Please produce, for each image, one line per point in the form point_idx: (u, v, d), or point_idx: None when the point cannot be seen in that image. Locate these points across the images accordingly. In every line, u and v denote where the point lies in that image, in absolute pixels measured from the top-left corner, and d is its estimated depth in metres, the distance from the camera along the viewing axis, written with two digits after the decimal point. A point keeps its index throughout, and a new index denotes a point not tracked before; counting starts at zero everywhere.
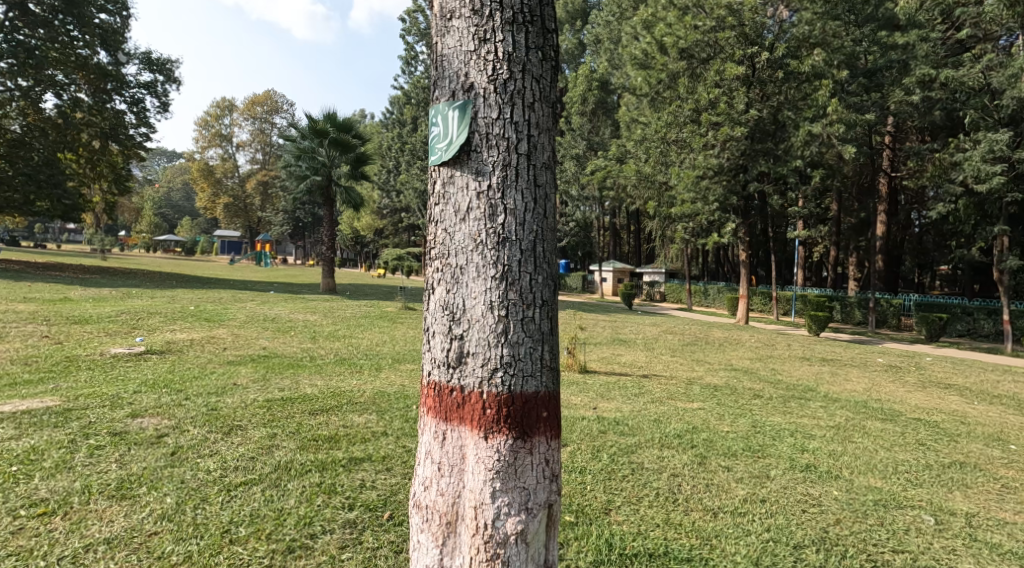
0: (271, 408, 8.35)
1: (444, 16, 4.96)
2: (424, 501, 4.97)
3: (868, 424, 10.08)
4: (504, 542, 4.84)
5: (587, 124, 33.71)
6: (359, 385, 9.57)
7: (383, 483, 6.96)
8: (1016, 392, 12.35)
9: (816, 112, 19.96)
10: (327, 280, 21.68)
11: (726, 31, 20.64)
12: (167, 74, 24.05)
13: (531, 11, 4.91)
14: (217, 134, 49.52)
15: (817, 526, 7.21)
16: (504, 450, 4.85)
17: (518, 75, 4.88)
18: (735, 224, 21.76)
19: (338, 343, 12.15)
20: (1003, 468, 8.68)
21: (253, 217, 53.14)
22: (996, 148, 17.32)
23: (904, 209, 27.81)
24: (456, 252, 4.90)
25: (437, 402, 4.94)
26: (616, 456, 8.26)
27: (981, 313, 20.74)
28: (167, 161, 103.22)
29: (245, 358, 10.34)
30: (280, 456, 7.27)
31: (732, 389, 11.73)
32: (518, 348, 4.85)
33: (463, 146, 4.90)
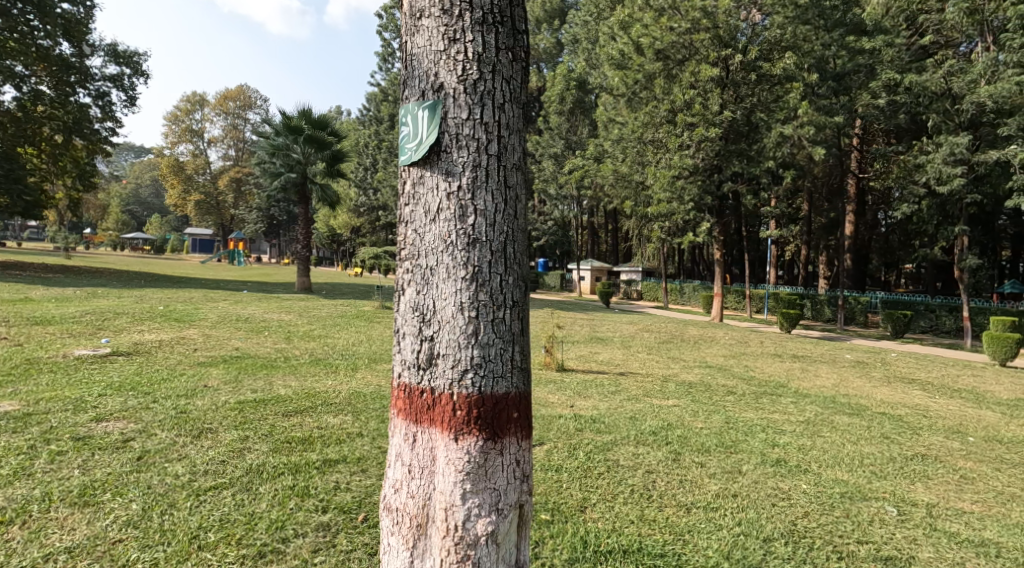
0: (243, 410, 8.39)
1: (414, 14, 5.05)
2: (394, 503, 5.07)
3: (837, 418, 10.32)
4: (474, 543, 4.94)
5: (564, 123, 34.11)
6: (334, 385, 9.64)
7: (358, 485, 7.06)
8: (978, 387, 12.66)
9: (788, 114, 20.30)
10: (302, 279, 21.50)
11: (701, 33, 20.87)
12: (134, 67, 23.88)
13: (501, 12, 5.01)
14: (187, 129, 49.09)
15: (786, 519, 7.38)
16: (474, 452, 4.95)
17: (488, 75, 4.98)
18: (709, 224, 22.04)
19: (313, 343, 12.21)
20: (962, 459, 8.92)
21: (226, 215, 52.68)
22: (956, 151, 17.60)
23: (872, 209, 28.38)
24: (426, 253, 5.00)
25: (407, 404, 5.03)
26: (592, 454, 8.38)
27: (943, 310, 21.16)
28: (134, 157, 102.38)
29: (216, 360, 10.38)
30: (252, 459, 7.33)
31: (706, 386, 11.94)
32: (489, 349, 4.95)
33: (433, 146, 4.99)
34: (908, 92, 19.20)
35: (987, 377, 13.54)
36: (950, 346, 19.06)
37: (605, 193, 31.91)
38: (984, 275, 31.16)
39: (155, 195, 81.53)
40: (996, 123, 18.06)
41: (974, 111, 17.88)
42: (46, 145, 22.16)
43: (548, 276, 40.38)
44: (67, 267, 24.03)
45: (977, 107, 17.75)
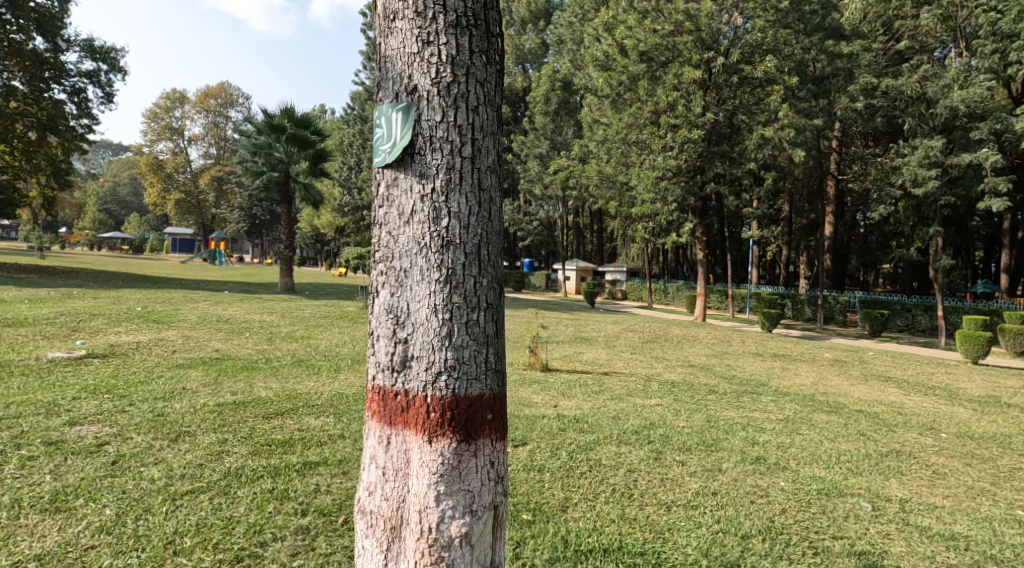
0: (222, 412, 8.38)
1: (388, 16, 5.09)
2: (368, 506, 5.11)
3: (816, 416, 10.44)
4: (448, 545, 4.99)
5: (549, 124, 34.25)
6: (316, 386, 9.66)
7: (339, 488, 7.09)
8: (951, 384, 12.85)
9: (769, 116, 20.47)
10: (285, 280, 21.49)
11: (684, 35, 20.97)
12: (111, 63, 23.73)
13: (475, 15, 5.04)
14: (167, 127, 48.75)
15: (763, 516, 7.47)
16: (448, 454, 4.99)
17: (462, 79, 5.03)
18: (692, 224, 22.19)
19: (295, 344, 12.20)
20: (935, 455, 9.05)
21: (207, 214, 52.35)
22: (931, 154, 17.94)
23: (851, 210, 28.67)
24: (400, 255, 5.04)
25: (381, 406, 5.07)
26: (574, 454, 8.43)
27: (919, 309, 21.41)
28: (112, 154, 101.63)
29: (196, 361, 10.35)
30: (231, 462, 7.33)
31: (688, 385, 12.04)
32: (462, 351, 5.00)
33: (407, 148, 5.03)
34: (884, 96, 19.44)
35: (962, 375, 13.73)
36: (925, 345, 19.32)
37: (589, 194, 31.99)
38: (958, 276, 31.58)
39: (134, 194, 80.89)
40: (968, 128, 18.28)
41: (947, 116, 18.07)
42: (20, 141, 21.94)
43: (533, 276, 40.43)
44: (42, 266, 23.82)
45: (950, 112, 17.97)
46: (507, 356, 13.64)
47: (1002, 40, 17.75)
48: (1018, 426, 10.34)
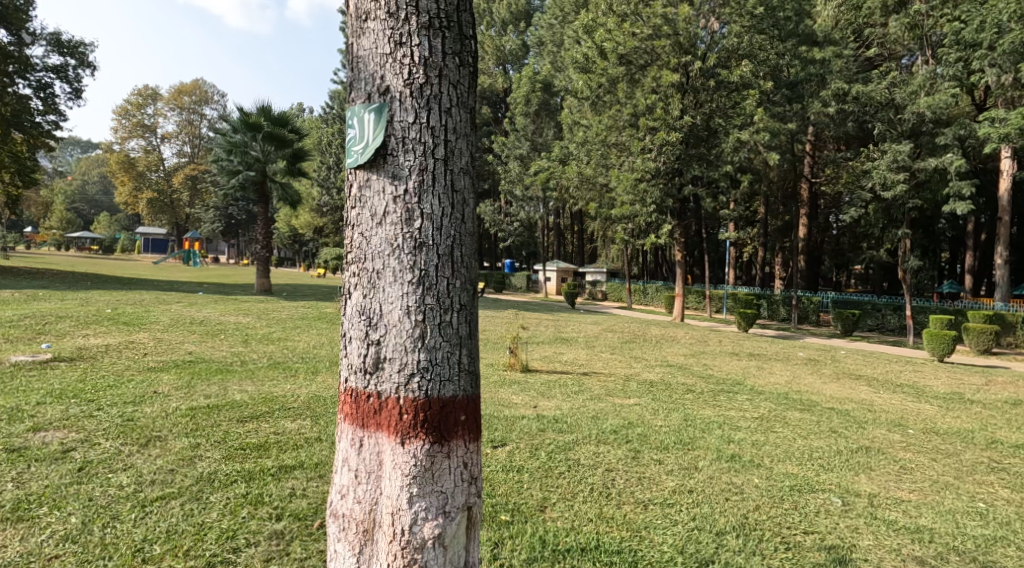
0: (195, 416, 8.41)
1: (360, 16, 5.17)
2: (341, 508, 5.19)
3: (790, 414, 10.61)
4: (421, 546, 5.07)
5: (530, 125, 34.44)
6: (293, 389, 9.68)
7: (314, 491, 7.15)
8: (919, 381, 13.13)
9: (744, 120, 20.71)
10: (262, 280, 21.48)
11: (662, 39, 21.11)
12: (79, 58, 23.59)
13: (448, 17, 5.13)
14: (138, 124, 48.37)
15: (738, 513, 7.61)
16: (421, 456, 5.07)
17: (434, 80, 5.11)
18: (671, 225, 22.40)
19: (271, 346, 12.21)
20: (903, 450, 9.25)
21: (181, 213, 51.94)
22: (899, 158, 18.26)
23: (824, 212, 29.03)
24: (373, 257, 5.12)
25: (354, 409, 5.15)
26: (553, 454, 8.54)
27: (888, 309, 21.76)
28: (81, 153, 100.77)
29: (168, 365, 10.34)
30: (203, 467, 7.36)
31: (667, 384, 12.18)
32: (435, 353, 5.08)
33: (379, 149, 5.12)
34: (855, 101, 19.61)
35: (929, 373, 13.99)
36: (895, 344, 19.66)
37: (570, 195, 32.17)
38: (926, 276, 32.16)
39: (104, 193, 80.23)
40: (935, 133, 18.78)
41: (915, 121, 18.48)
42: None
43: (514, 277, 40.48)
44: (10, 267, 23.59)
45: (918, 117, 18.40)
46: (487, 356, 13.75)
47: (965, 49, 18.21)
48: (981, 422, 10.58)
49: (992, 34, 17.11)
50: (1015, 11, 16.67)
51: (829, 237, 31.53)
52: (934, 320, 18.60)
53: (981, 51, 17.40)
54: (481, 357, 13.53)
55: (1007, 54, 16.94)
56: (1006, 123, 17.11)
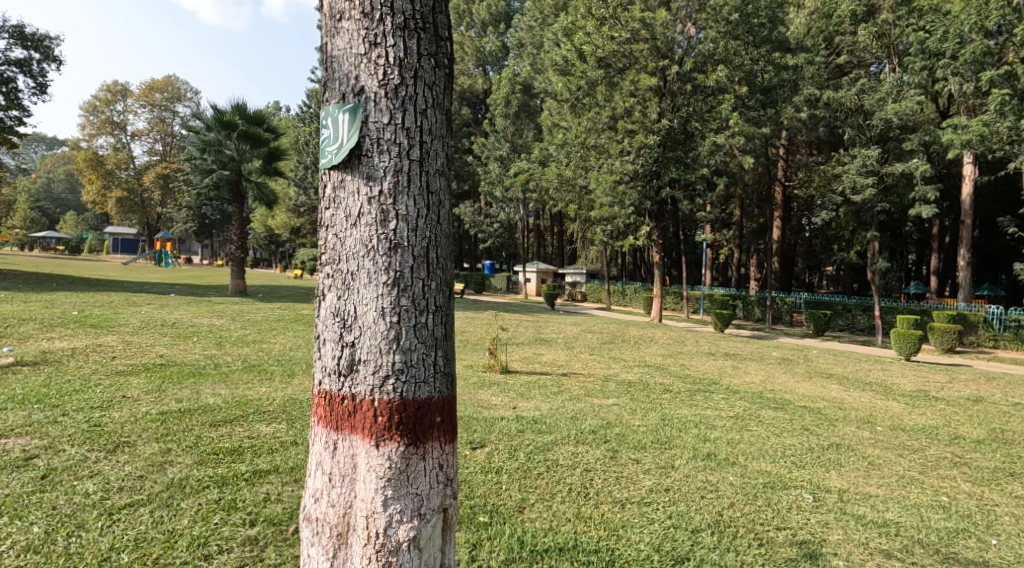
0: (166, 421, 8.43)
1: (335, 16, 5.27)
2: (315, 512, 5.28)
3: (763, 412, 10.84)
4: (396, 549, 5.17)
5: (510, 126, 34.59)
6: (268, 392, 9.72)
7: (289, 495, 7.23)
8: (887, 379, 13.45)
9: (720, 123, 20.97)
10: (236, 281, 21.46)
11: (640, 43, 21.33)
12: (43, 52, 23.41)
13: (423, 18, 5.25)
14: (107, 121, 47.88)
15: (713, 511, 7.77)
16: (396, 458, 5.18)
17: (409, 81, 5.22)
18: (649, 228, 22.65)
19: (247, 349, 12.26)
20: (871, 447, 9.50)
21: (152, 213, 51.39)
22: (868, 163, 18.72)
23: (797, 214, 29.47)
24: (347, 258, 5.21)
25: (329, 412, 5.25)
26: (532, 454, 8.69)
27: (858, 309, 22.16)
28: (46, 149, 99.22)
29: (138, 368, 10.34)
30: (174, 472, 7.40)
31: (645, 385, 12.37)
32: (410, 355, 5.19)
33: (354, 150, 5.22)
34: (826, 107, 20.08)
35: (897, 371, 14.31)
36: (864, 343, 20.08)
37: (549, 197, 32.33)
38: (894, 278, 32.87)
39: (70, 191, 79.31)
40: (901, 139, 19.24)
41: (883, 127, 18.88)
42: None
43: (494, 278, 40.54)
44: None
45: (886, 123, 18.75)
46: (466, 357, 13.85)
47: (930, 57, 18.86)
48: (945, 419, 10.87)
49: (955, 44, 18.12)
50: (976, 22, 17.71)
51: (802, 239, 32.05)
52: (902, 320, 19.03)
53: (945, 60, 18.35)
54: (461, 358, 13.63)
55: (969, 63, 17.97)
56: (969, 129, 17.60)
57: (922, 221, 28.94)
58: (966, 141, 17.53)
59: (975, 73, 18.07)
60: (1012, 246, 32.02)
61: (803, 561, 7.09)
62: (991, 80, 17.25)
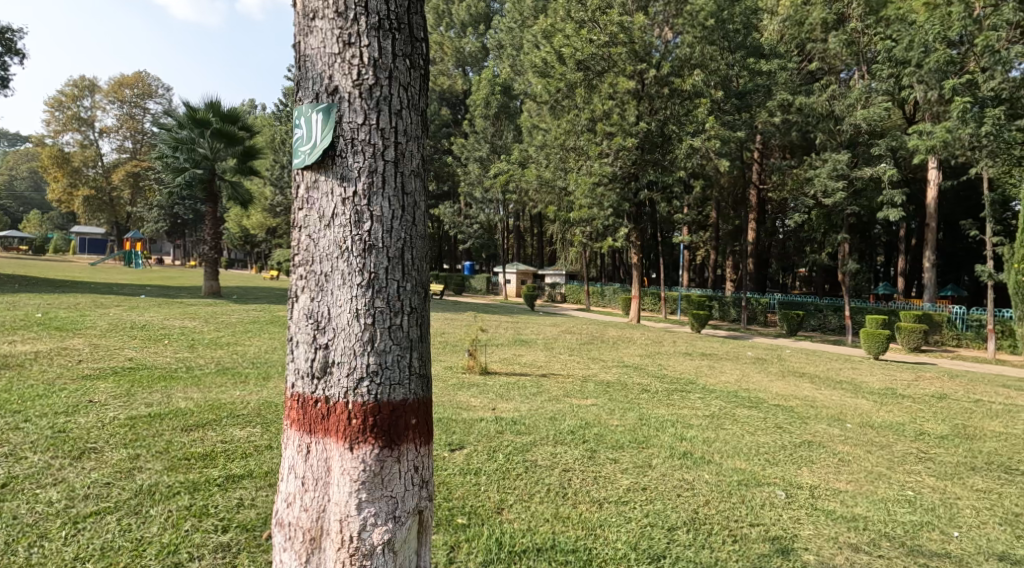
0: (135, 426, 8.23)
1: (308, 15, 5.14)
2: (288, 517, 5.16)
3: (738, 411, 11.02)
4: (370, 553, 5.04)
5: (490, 127, 34.69)
6: (243, 395, 9.67)
7: (263, 501, 7.07)
8: (856, 377, 13.75)
9: (697, 127, 21.18)
10: (211, 283, 21.45)
11: (618, 47, 21.52)
12: (6, 45, 23.21)
13: (398, 19, 5.12)
14: (73, 117, 47.21)
15: (689, 508, 7.92)
16: (370, 460, 5.05)
17: (384, 81, 5.09)
18: (627, 229, 22.81)
19: (221, 351, 12.24)
20: (841, 444, 9.72)
21: (122, 213, 50.60)
22: (838, 167, 19.17)
23: (772, 217, 29.90)
24: (320, 259, 5.09)
25: (301, 415, 5.12)
26: (511, 455, 8.82)
27: (829, 310, 22.51)
28: (8, 145, 97.21)
29: (106, 372, 10.19)
30: (143, 479, 7.19)
31: (623, 385, 12.53)
32: (385, 356, 5.06)
33: (327, 150, 5.09)
34: (799, 113, 21.05)
35: (866, 370, 14.58)
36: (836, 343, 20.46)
37: (529, 198, 32.44)
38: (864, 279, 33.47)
39: (34, 190, 78.09)
40: (869, 144, 20.03)
41: (853, 132, 19.62)
42: None
43: (473, 280, 40.60)
44: None
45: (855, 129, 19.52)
46: (446, 359, 13.91)
47: (896, 66, 19.30)
48: (911, 415, 11.13)
49: (919, 53, 18.30)
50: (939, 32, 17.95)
51: (776, 242, 32.54)
52: (870, 319, 19.38)
53: (910, 68, 18.60)
54: (441, 360, 13.69)
55: (932, 72, 18.17)
56: (934, 134, 18.19)
57: (889, 224, 29.50)
58: (931, 146, 18.20)
59: (937, 82, 18.20)
60: (975, 248, 32.73)
61: (776, 556, 7.24)
62: (953, 89, 17.64)
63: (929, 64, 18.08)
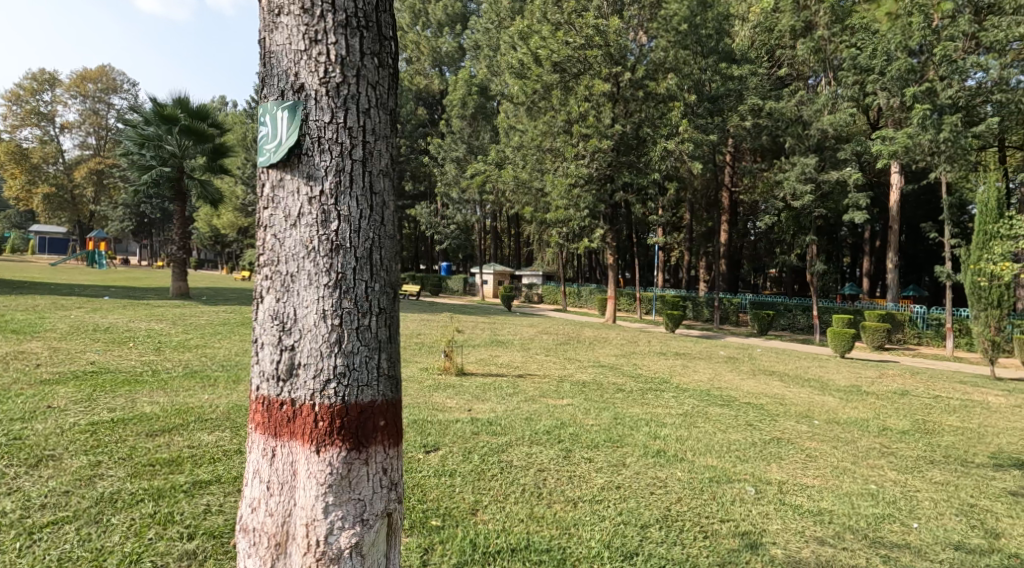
0: (96, 432, 8.16)
1: (273, 11, 5.15)
2: (252, 523, 5.18)
3: (710, 409, 11.14)
4: (338, 556, 5.06)
5: (467, 127, 34.71)
6: (211, 399, 9.61)
7: (230, 507, 7.05)
8: (823, 375, 14.01)
9: (671, 130, 21.39)
10: (178, 284, 21.24)
11: (594, 49, 21.53)
12: None
13: (366, 16, 5.14)
14: (32, 111, 46.07)
15: (662, 506, 8.00)
16: (337, 464, 5.07)
17: (352, 80, 5.11)
18: (603, 230, 22.94)
19: (188, 354, 12.15)
20: (809, 440, 9.86)
21: (84, 212, 49.54)
22: (806, 171, 19.57)
23: (744, 219, 30.31)
24: (286, 259, 5.11)
25: (266, 418, 5.14)
26: (486, 456, 8.86)
27: (797, 310, 22.81)
28: None
29: (66, 376, 10.04)
30: (104, 487, 7.13)
31: (598, 384, 12.62)
32: (352, 358, 5.08)
33: (293, 148, 5.11)
34: (769, 117, 21.39)
35: (832, 368, 14.81)
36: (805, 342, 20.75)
37: (505, 199, 32.47)
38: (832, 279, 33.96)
39: None
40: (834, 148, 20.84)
41: (820, 136, 20.40)
42: None
43: (451, 280, 40.52)
44: None
45: (822, 133, 20.17)
46: (421, 360, 13.93)
47: (861, 73, 20.05)
48: (875, 411, 11.34)
49: (882, 61, 19.00)
50: (901, 42, 18.38)
51: (747, 243, 32.99)
52: (835, 317, 19.66)
53: (874, 76, 19.28)
54: (416, 361, 13.73)
55: (894, 79, 18.73)
56: (896, 140, 18.68)
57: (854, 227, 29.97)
58: (893, 151, 18.63)
59: (899, 89, 18.80)
60: (934, 250, 33.35)
61: (745, 551, 7.33)
62: (913, 96, 18.02)
63: (891, 72, 18.61)
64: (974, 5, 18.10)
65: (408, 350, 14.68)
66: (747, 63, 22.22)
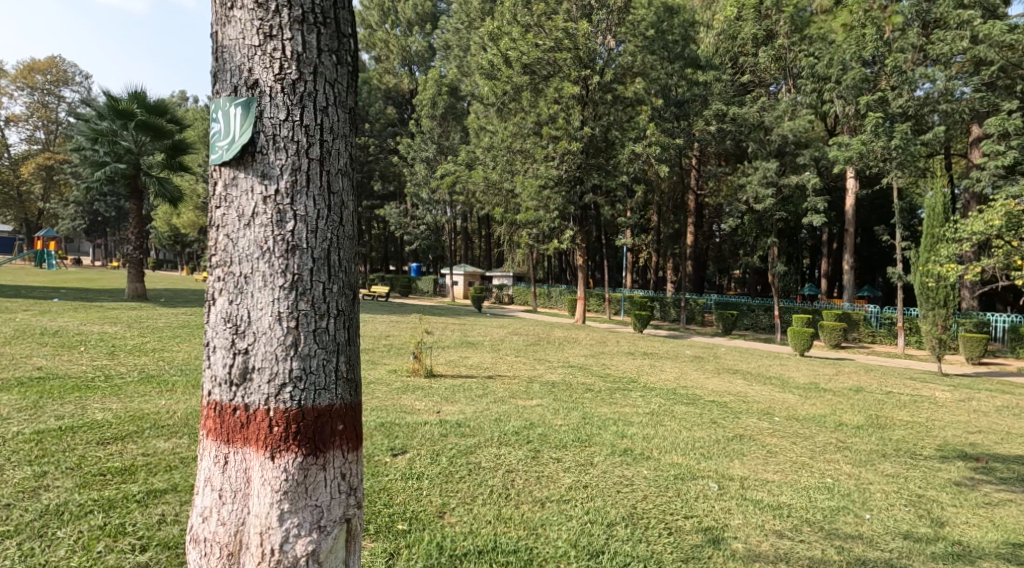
0: (43, 440, 7.95)
1: (227, 5, 5.04)
2: (203, 532, 5.05)
3: (676, 408, 11.18)
4: (294, 564, 4.95)
5: (437, 127, 34.46)
6: (167, 405, 9.41)
7: (185, 516, 6.91)
8: (783, 372, 14.18)
9: (639, 133, 21.67)
10: (135, 285, 20.90)
11: (563, 52, 21.46)
12: None
13: (323, 13, 5.04)
14: None
15: (628, 504, 7.98)
16: (293, 469, 4.96)
17: (308, 77, 5.01)
18: (572, 231, 22.95)
19: (145, 359, 11.88)
20: (771, 437, 9.92)
21: (36, 209, 48.23)
22: (768, 174, 19.81)
23: (709, 221, 30.62)
24: (239, 260, 5.00)
25: (218, 424, 5.02)
26: (454, 458, 8.77)
27: (760, 309, 23.04)
28: None
29: (12, 384, 9.74)
30: (49, 499, 6.93)
31: (567, 385, 12.59)
32: (309, 360, 4.98)
33: (247, 146, 5.00)
34: (733, 122, 21.57)
35: (793, 366, 14.96)
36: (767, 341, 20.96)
37: (474, 199, 32.37)
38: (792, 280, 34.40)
39: None
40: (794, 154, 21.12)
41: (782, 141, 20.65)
42: None
43: (421, 280, 40.33)
44: None
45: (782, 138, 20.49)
46: (389, 362, 13.81)
47: (818, 81, 21.16)
48: (833, 408, 11.47)
49: (838, 71, 19.48)
50: (856, 53, 19.07)
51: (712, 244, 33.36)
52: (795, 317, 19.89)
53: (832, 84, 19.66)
54: (384, 363, 13.62)
55: (849, 88, 19.07)
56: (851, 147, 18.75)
57: (813, 229, 30.49)
58: (848, 157, 18.72)
59: (854, 97, 19.10)
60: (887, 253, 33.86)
61: (707, 546, 7.32)
62: (867, 104, 18.36)
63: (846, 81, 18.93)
64: (923, 18, 18.80)
65: (375, 352, 14.55)
66: (712, 69, 22.37)
